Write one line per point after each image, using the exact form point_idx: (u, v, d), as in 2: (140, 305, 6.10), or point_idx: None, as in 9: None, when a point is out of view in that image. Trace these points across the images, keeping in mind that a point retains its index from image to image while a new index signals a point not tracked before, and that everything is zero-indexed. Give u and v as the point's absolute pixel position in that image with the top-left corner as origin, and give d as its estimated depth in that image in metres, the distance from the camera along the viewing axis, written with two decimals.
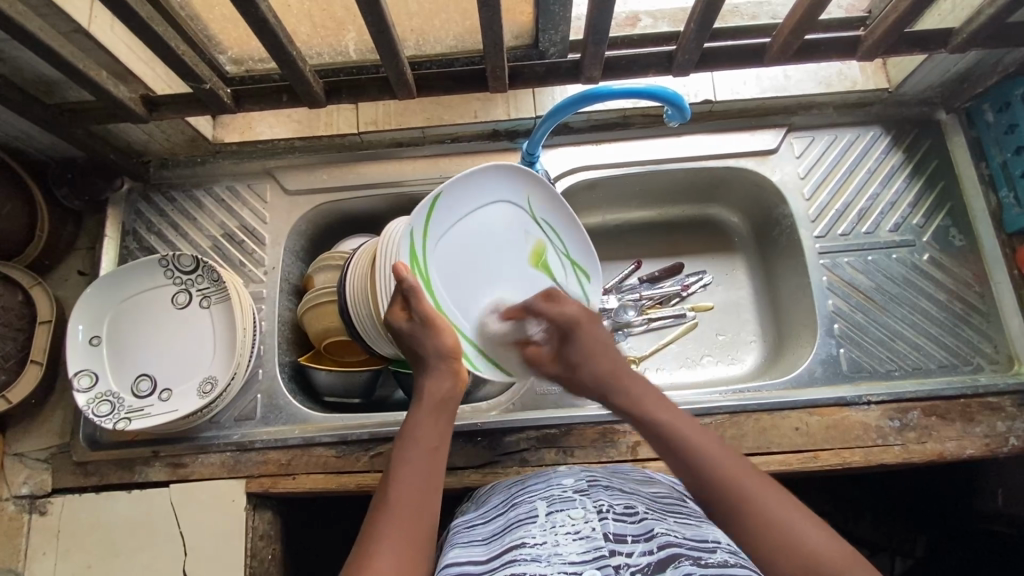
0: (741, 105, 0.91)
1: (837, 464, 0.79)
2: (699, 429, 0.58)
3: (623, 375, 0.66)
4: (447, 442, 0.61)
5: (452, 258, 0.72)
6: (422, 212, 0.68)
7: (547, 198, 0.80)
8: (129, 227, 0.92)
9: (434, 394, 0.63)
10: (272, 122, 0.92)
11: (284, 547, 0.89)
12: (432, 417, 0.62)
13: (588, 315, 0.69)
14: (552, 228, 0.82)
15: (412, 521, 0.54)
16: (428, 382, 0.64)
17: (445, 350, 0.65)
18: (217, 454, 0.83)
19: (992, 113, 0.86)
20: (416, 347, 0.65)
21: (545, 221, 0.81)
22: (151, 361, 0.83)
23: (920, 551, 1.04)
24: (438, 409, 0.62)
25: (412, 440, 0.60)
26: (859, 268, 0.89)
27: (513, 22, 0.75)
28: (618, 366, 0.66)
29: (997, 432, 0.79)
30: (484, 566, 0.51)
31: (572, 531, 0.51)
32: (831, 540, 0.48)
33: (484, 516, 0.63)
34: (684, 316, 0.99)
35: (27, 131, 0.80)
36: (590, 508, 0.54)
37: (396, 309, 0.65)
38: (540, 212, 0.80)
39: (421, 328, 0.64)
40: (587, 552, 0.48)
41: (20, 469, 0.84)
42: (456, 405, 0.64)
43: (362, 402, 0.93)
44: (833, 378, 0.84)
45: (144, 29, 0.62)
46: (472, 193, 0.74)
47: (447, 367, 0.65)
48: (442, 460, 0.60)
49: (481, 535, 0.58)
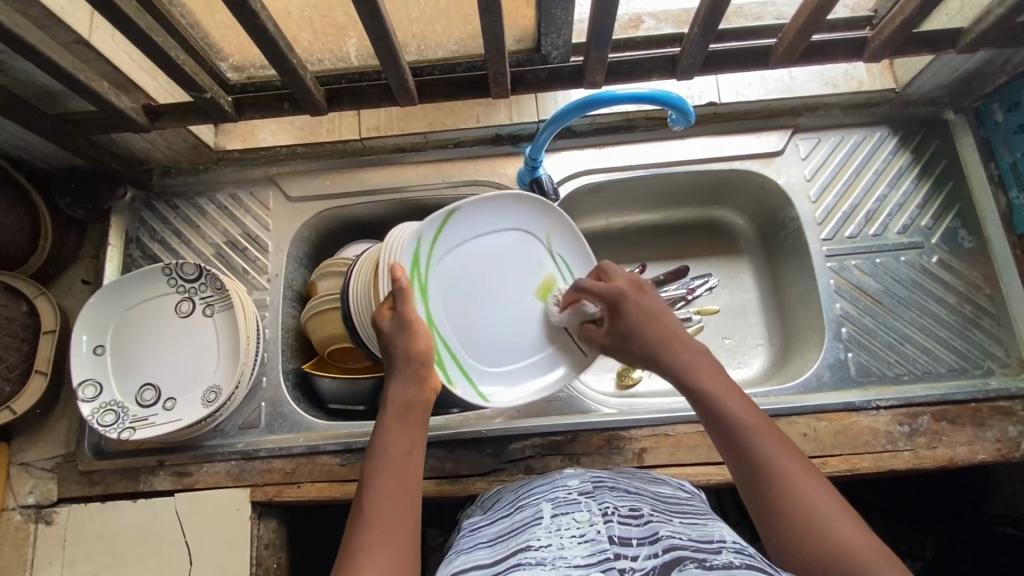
0: (746, 107, 0.90)
1: (846, 470, 0.78)
2: (742, 402, 0.58)
3: (678, 340, 0.65)
4: (419, 445, 0.61)
5: (457, 274, 0.74)
6: (434, 221, 0.69)
7: (568, 236, 0.82)
8: (132, 235, 0.92)
9: (399, 399, 0.63)
10: (274, 129, 0.92)
11: (290, 555, 0.89)
12: (399, 422, 0.61)
13: (637, 286, 0.71)
14: (566, 268, 0.83)
15: (389, 531, 0.53)
16: (394, 387, 0.64)
17: (414, 354, 0.64)
18: (221, 462, 0.82)
19: (1001, 112, 0.85)
20: (389, 350, 0.65)
21: (559, 258, 0.83)
22: (155, 371, 0.83)
23: (930, 553, 1.02)
24: (405, 412, 0.62)
25: (381, 447, 0.59)
26: (866, 271, 0.88)
27: (515, 26, 0.75)
28: (673, 331, 0.66)
29: (1009, 437, 0.78)
30: (489, 570, 0.50)
31: (578, 534, 0.51)
32: (862, 534, 0.49)
33: (489, 519, 0.62)
34: (689, 321, 0.97)
35: (31, 141, 0.81)
36: (595, 512, 0.53)
37: (385, 307, 0.66)
38: (556, 249, 0.82)
39: (398, 330, 0.65)
40: (591, 556, 0.47)
41: (26, 478, 0.84)
42: (425, 407, 0.64)
43: (366, 409, 0.91)
44: (841, 382, 0.84)
45: (144, 39, 0.62)
46: (497, 217, 0.76)
47: (413, 370, 0.64)
48: (415, 465, 0.59)
49: (485, 538, 0.57)
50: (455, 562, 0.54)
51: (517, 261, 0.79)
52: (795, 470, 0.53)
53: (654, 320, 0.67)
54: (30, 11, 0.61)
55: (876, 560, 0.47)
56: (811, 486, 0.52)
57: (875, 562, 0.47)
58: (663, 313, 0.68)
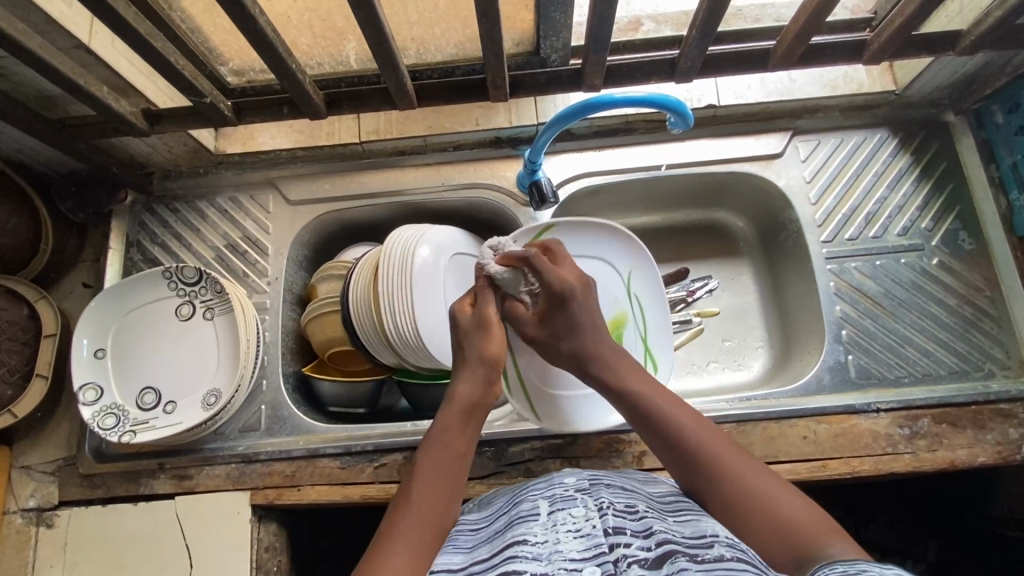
0: (745, 109, 0.90)
1: (846, 473, 0.78)
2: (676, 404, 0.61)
3: (605, 348, 0.67)
4: (473, 450, 0.62)
5: None
6: (529, 233, 0.82)
7: (648, 279, 0.86)
8: (133, 239, 0.93)
9: (464, 398, 0.63)
10: (273, 133, 0.93)
11: (290, 558, 0.89)
12: (460, 421, 0.62)
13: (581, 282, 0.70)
14: (641, 305, 0.86)
15: (431, 527, 0.54)
16: (462, 385, 0.64)
17: (487, 358, 0.66)
18: (221, 466, 0.83)
19: (1002, 114, 0.84)
20: (464, 345, 0.68)
21: (638, 297, 0.86)
22: (156, 374, 0.83)
23: (931, 555, 1.02)
24: (467, 413, 0.62)
25: (439, 442, 0.60)
26: (866, 274, 0.88)
27: (513, 30, 0.75)
28: (601, 339, 0.68)
29: (1009, 440, 0.78)
30: (486, 564, 0.50)
31: (574, 528, 0.51)
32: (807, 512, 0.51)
33: (487, 516, 0.62)
34: (689, 323, 0.98)
35: (31, 145, 0.81)
36: (591, 507, 0.53)
37: (465, 302, 0.71)
38: (636, 288, 0.86)
39: (476, 328, 0.68)
40: (587, 549, 0.48)
41: (27, 482, 0.84)
42: (485, 411, 0.64)
43: (366, 412, 0.93)
44: (841, 385, 0.83)
45: (143, 45, 0.62)
46: (581, 242, 0.85)
47: (484, 374, 0.65)
48: (465, 468, 0.60)
49: (483, 534, 0.57)
50: (450, 553, 0.54)
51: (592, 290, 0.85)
52: (728, 459, 0.56)
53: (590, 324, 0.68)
54: (30, 16, 0.61)
55: (814, 531, 0.49)
56: (748, 470, 0.55)
57: (811, 532, 0.49)
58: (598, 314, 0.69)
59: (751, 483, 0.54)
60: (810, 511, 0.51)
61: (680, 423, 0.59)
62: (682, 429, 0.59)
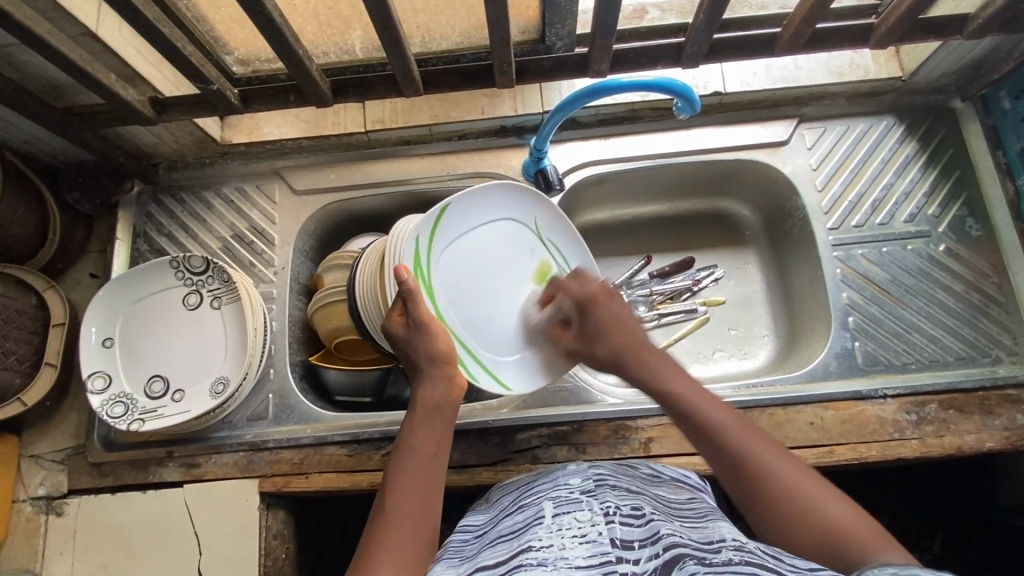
0: (751, 96, 0.90)
1: (853, 459, 0.78)
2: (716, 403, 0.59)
3: (643, 351, 0.66)
4: (445, 448, 0.62)
5: (457, 266, 0.77)
6: (429, 219, 0.72)
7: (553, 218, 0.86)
8: (139, 229, 0.93)
9: (428, 400, 0.64)
10: (279, 122, 0.92)
11: (299, 546, 0.89)
12: (426, 423, 0.63)
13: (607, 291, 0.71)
14: (554, 250, 0.87)
15: (416, 533, 0.55)
16: (423, 388, 0.65)
17: (437, 355, 0.66)
18: (230, 454, 0.83)
19: (1009, 100, 0.84)
20: (410, 353, 0.67)
21: (549, 240, 0.86)
22: (163, 363, 0.83)
23: (938, 546, 1.03)
24: (433, 413, 0.63)
25: (408, 449, 0.60)
26: (873, 261, 0.88)
27: (519, 17, 0.74)
28: (639, 341, 0.67)
29: (1017, 425, 0.78)
30: (493, 571, 0.49)
31: (580, 534, 0.50)
32: (855, 517, 0.49)
33: (491, 521, 0.61)
34: (696, 312, 0.97)
35: (38, 135, 0.81)
36: (597, 511, 0.53)
37: (395, 314, 0.68)
38: (544, 231, 0.86)
39: (415, 332, 0.67)
40: (592, 557, 0.47)
41: (37, 470, 0.85)
42: (452, 406, 0.65)
43: (373, 401, 0.93)
44: (848, 371, 0.83)
45: (150, 29, 0.62)
46: (481, 207, 0.79)
47: (440, 371, 0.66)
48: (440, 467, 0.61)
49: (489, 540, 0.56)
50: (455, 567, 0.52)
51: (509, 248, 0.82)
52: (774, 457, 0.54)
53: (617, 329, 0.68)
54: (39, 3, 0.61)
55: (870, 538, 0.48)
56: (793, 471, 0.53)
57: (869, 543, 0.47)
58: (629, 323, 0.69)
59: (793, 483, 0.52)
60: (867, 522, 0.49)
61: (725, 430, 0.57)
62: (732, 430, 0.56)
